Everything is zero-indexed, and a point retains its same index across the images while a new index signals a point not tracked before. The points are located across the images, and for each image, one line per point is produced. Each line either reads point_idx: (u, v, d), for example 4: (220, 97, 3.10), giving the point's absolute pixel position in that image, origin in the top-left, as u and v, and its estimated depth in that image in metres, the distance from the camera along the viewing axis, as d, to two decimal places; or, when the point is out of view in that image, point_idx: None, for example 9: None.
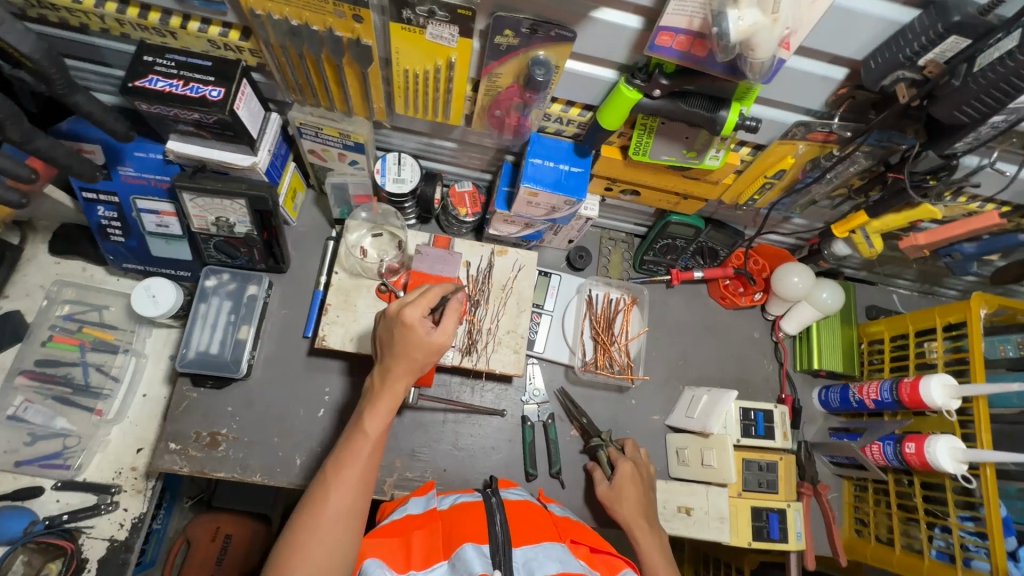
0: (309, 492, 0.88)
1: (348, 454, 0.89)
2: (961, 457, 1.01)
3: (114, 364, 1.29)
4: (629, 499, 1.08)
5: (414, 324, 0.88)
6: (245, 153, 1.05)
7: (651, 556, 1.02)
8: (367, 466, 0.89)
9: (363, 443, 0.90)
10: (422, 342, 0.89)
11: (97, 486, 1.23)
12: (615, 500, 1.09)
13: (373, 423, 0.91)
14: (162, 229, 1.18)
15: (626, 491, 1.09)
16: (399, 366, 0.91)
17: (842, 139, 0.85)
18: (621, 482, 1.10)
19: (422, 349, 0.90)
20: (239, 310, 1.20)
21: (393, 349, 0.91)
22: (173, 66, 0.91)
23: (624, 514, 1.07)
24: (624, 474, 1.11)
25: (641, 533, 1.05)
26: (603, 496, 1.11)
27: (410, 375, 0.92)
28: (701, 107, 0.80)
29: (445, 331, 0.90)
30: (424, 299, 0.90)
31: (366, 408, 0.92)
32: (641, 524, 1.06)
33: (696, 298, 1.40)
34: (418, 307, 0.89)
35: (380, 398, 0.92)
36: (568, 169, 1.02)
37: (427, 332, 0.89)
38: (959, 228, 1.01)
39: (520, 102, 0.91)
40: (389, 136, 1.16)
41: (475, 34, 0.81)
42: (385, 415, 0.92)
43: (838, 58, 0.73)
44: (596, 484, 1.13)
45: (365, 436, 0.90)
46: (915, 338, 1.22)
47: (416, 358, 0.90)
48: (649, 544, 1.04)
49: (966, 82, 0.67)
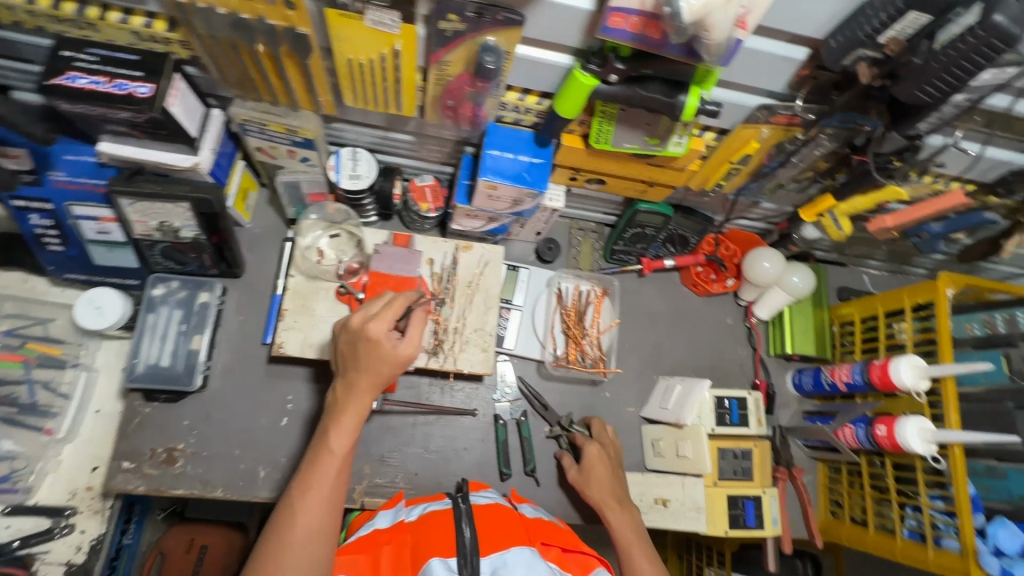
0: (274, 515, 0.84)
1: (314, 475, 0.85)
2: (931, 438, 1.01)
3: (62, 381, 1.21)
4: (599, 481, 1.09)
5: (378, 338, 0.84)
6: (186, 153, 0.98)
7: (627, 539, 1.03)
8: (335, 484, 0.85)
9: (329, 461, 0.86)
10: (388, 356, 0.84)
11: (50, 510, 1.17)
12: (586, 483, 1.09)
13: (338, 439, 0.86)
14: (103, 236, 1.10)
15: (595, 474, 1.09)
16: (364, 380, 0.86)
17: (806, 121, 0.83)
18: (590, 465, 1.10)
19: (388, 363, 0.85)
20: (190, 318, 1.14)
21: (357, 363, 0.86)
22: (95, 61, 0.84)
23: (595, 497, 1.08)
24: (591, 458, 1.11)
25: (613, 513, 1.06)
26: (574, 481, 1.11)
27: (376, 389, 0.88)
28: (660, 92, 0.76)
29: (411, 343, 0.86)
30: (388, 311, 0.85)
31: (331, 424, 0.88)
32: (611, 504, 1.07)
33: (669, 286, 1.38)
34: (382, 321, 0.84)
35: (344, 414, 0.87)
36: (528, 160, 0.98)
37: (393, 345, 0.85)
38: (926, 208, 1.00)
39: (472, 91, 0.86)
40: (342, 131, 1.10)
41: (419, 19, 0.76)
42: (351, 430, 0.87)
43: (799, 37, 0.70)
44: (566, 470, 1.13)
45: (332, 453, 0.86)
46: (885, 319, 1.21)
47: (382, 372, 0.86)
48: (621, 523, 1.05)
49: (927, 60, 0.64)
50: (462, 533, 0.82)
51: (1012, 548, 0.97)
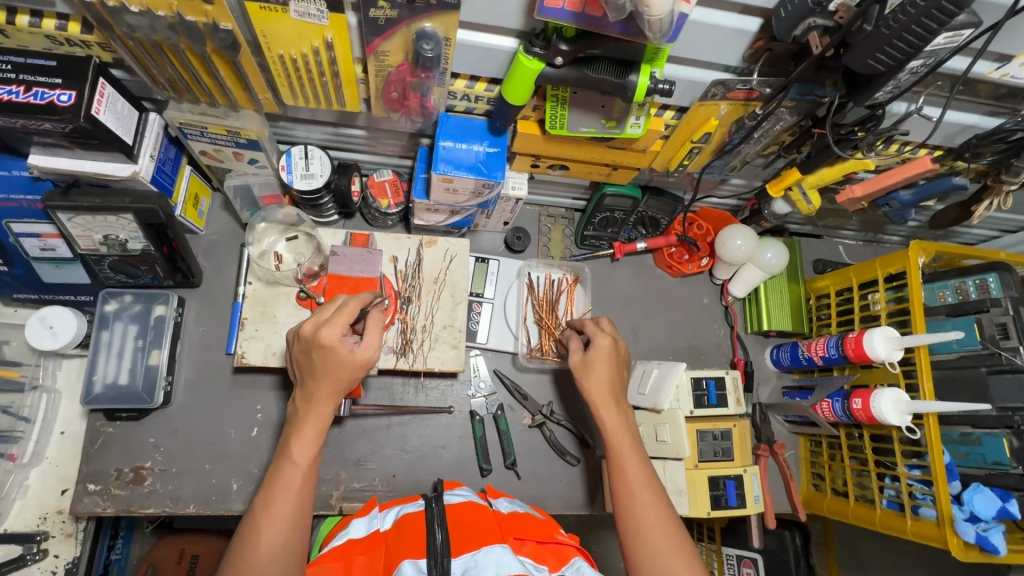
0: (239, 533, 0.81)
1: (277, 488, 0.82)
2: (906, 409, 1.01)
3: (23, 405, 1.16)
4: (599, 376, 1.00)
5: (333, 344, 0.81)
6: (124, 162, 0.94)
7: (617, 437, 0.96)
8: (301, 497, 0.83)
9: (292, 474, 0.83)
10: (344, 361, 0.82)
11: (21, 536, 1.14)
12: (585, 374, 1.01)
13: (300, 450, 0.84)
14: (48, 253, 1.04)
15: (601, 366, 1.01)
16: (322, 385, 0.83)
17: (764, 96, 0.79)
18: (595, 357, 1.01)
19: (345, 368, 0.82)
20: (147, 333, 1.10)
21: (315, 371, 0.83)
22: (9, 69, 0.79)
23: (596, 389, 1.00)
24: (600, 347, 1.02)
25: (607, 412, 0.98)
26: (574, 366, 1.03)
27: (337, 396, 0.85)
28: (609, 73, 0.73)
29: (370, 345, 0.83)
30: (342, 314, 0.83)
31: (293, 435, 0.85)
32: (607, 403, 0.98)
33: (643, 269, 1.36)
34: (336, 326, 0.82)
35: (305, 423, 0.85)
36: (484, 151, 0.94)
37: (351, 350, 0.82)
38: (893, 177, 0.98)
39: (414, 81, 0.82)
40: (290, 129, 1.06)
41: (349, 7, 0.71)
42: (314, 440, 0.85)
43: (750, 8, 0.66)
44: (569, 355, 1.04)
45: (294, 464, 0.83)
46: (859, 291, 1.20)
47: (341, 377, 0.83)
48: (617, 420, 0.97)
49: (878, 27, 0.61)
50: (434, 538, 0.79)
51: (987, 513, 0.97)
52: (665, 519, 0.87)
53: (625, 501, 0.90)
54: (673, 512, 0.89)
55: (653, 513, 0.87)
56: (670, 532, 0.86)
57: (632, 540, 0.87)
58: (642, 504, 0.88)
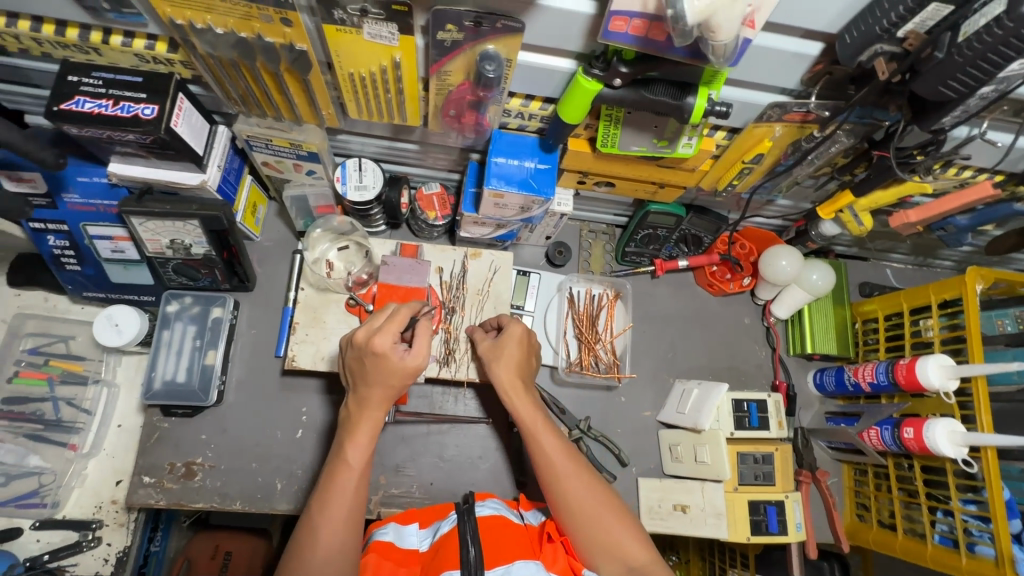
0: (296, 532, 0.84)
1: (332, 490, 0.84)
2: (961, 441, 0.97)
3: (85, 397, 1.23)
4: (508, 357, 0.99)
5: (386, 352, 0.83)
6: (193, 171, 0.99)
7: (529, 419, 0.96)
8: (355, 497, 0.85)
9: (347, 476, 0.85)
10: (396, 368, 0.84)
11: (77, 523, 1.20)
12: (495, 357, 1.00)
13: (354, 452, 0.86)
14: (118, 255, 1.11)
15: (508, 352, 0.99)
16: (374, 390, 0.86)
17: (821, 118, 0.80)
18: (505, 341, 1.00)
19: (397, 375, 0.85)
20: (204, 334, 1.15)
21: (367, 377, 0.86)
22: (100, 85, 0.85)
23: (502, 376, 0.98)
24: (512, 332, 1.01)
25: (517, 394, 0.97)
26: (484, 353, 1.02)
27: (388, 401, 0.87)
28: (667, 95, 0.74)
29: (419, 353, 0.85)
30: (392, 323, 0.85)
31: (347, 438, 0.87)
32: (516, 385, 0.98)
33: (683, 287, 1.35)
34: (388, 334, 0.84)
35: (358, 426, 0.87)
36: (535, 167, 0.96)
37: (401, 357, 0.84)
38: (951, 202, 0.96)
39: (474, 99, 0.85)
40: (347, 142, 1.10)
41: (417, 30, 0.74)
42: (367, 443, 0.87)
43: (812, 32, 0.67)
44: (477, 342, 1.03)
45: (348, 467, 0.86)
46: (910, 317, 1.17)
47: (391, 383, 0.85)
48: (525, 402, 0.97)
49: (950, 54, 0.61)
50: (468, 553, 0.83)
51: None
52: (593, 493, 0.92)
53: (552, 482, 0.92)
54: (601, 484, 0.93)
55: (578, 488, 0.91)
56: (602, 503, 0.91)
57: (568, 519, 0.90)
58: (568, 483, 0.91)
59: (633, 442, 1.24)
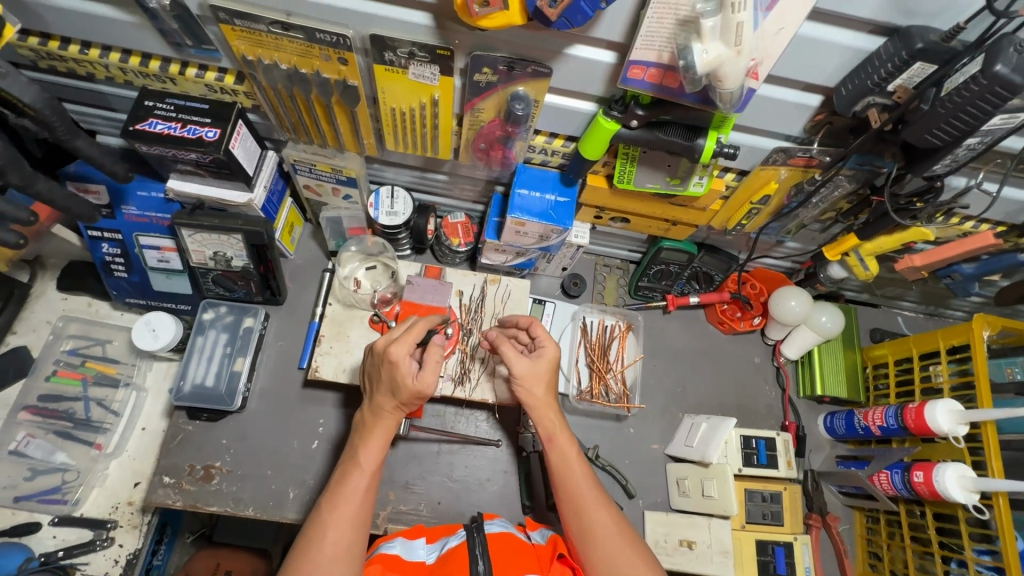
0: (304, 531, 0.87)
1: (342, 490, 0.88)
2: (972, 486, 0.97)
3: (115, 399, 1.29)
4: (542, 381, 0.98)
5: (399, 361, 0.88)
6: (241, 191, 1.08)
7: (564, 447, 0.98)
8: (364, 499, 0.89)
9: (359, 479, 0.89)
10: (407, 380, 0.88)
11: (93, 522, 1.22)
12: (534, 378, 0.98)
13: (367, 456, 0.91)
14: (163, 264, 1.20)
15: (547, 377, 0.99)
16: (387, 397, 0.90)
17: (823, 164, 0.86)
18: (541, 365, 0.98)
19: (410, 387, 0.89)
20: (234, 342, 1.21)
21: (382, 385, 0.90)
22: (172, 110, 0.95)
23: (536, 397, 0.99)
24: (547, 350, 0.99)
25: (548, 418, 0.99)
26: (520, 375, 0.97)
27: (402, 410, 0.92)
28: (679, 136, 0.81)
29: (432, 368, 0.89)
30: (409, 334, 0.90)
31: (360, 442, 0.92)
32: (548, 412, 0.99)
33: (694, 323, 1.38)
34: (404, 344, 0.89)
35: (371, 431, 0.92)
36: (555, 200, 1.03)
37: (414, 369, 0.88)
38: (955, 249, 1.01)
39: (503, 134, 0.94)
40: (382, 171, 1.20)
41: (456, 72, 0.83)
42: (379, 447, 0.92)
43: (812, 86, 0.74)
44: (514, 363, 0.96)
45: (360, 468, 0.90)
46: (919, 362, 1.19)
47: (404, 395, 0.89)
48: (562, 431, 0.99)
49: (934, 106, 0.66)
50: (477, 566, 0.86)
51: None
52: (616, 524, 0.93)
53: (579, 509, 0.94)
54: (624, 518, 0.95)
55: (604, 518, 0.93)
56: (622, 534, 0.92)
57: (590, 548, 0.92)
58: (594, 512, 0.93)
59: (641, 475, 1.24)
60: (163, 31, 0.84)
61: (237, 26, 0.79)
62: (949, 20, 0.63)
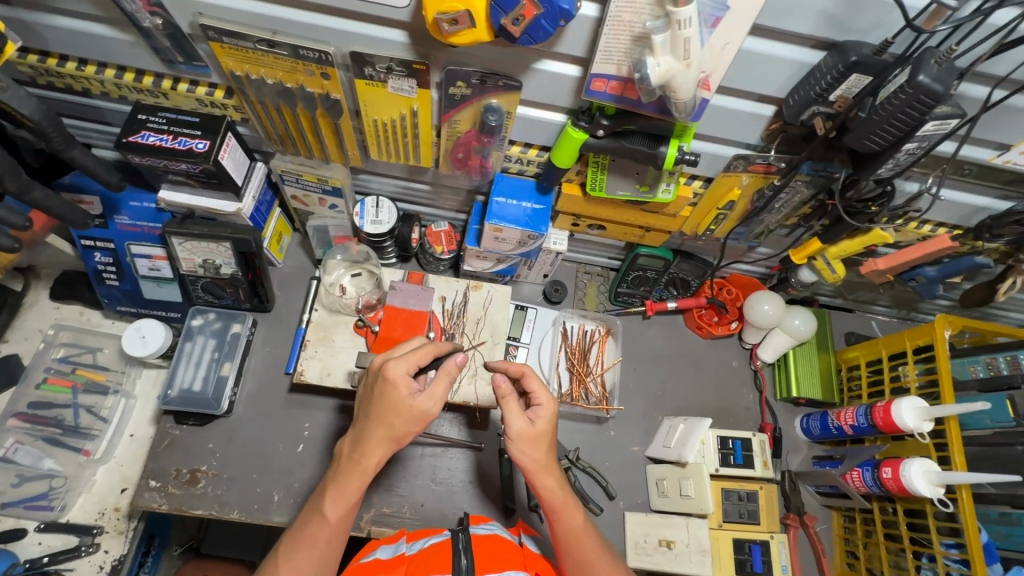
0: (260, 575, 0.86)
1: (303, 538, 0.86)
2: (937, 480, 1.00)
3: (104, 406, 1.31)
4: (541, 447, 0.87)
5: (396, 381, 0.83)
6: (230, 200, 1.12)
7: (572, 523, 0.91)
8: (324, 552, 0.86)
9: (326, 532, 0.86)
10: (402, 402, 0.83)
11: (80, 527, 1.23)
12: (533, 443, 0.86)
13: (332, 506, 0.86)
14: (154, 273, 1.23)
15: (547, 439, 0.87)
16: (376, 432, 0.85)
17: (781, 170, 0.91)
18: (541, 428, 0.87)
19: (401, 415, 0.83)
20: (222, 347, 1.24)
21: (374, 411, 0.85)
22: (164, 123, 1.00)
23: (537, 460, 0.87)
24: (544, 407, 0.88)
25: (548, 480, 0.89)
26: (517, 436, 0.85)
27: (387, 448, 0.86)
28: (643, 145, 0.86)
29: (430, 397, 0.84)
30: (413, 354, 0.86)
31: (329, 490, 0.87)
32: (547, 483, 0.89)
33: (673, 328, 1.42)
34: (404, 363, 0.84)
35: (349, 472, 0.87)
36: (531, 207, 1.08)
37: (412, 393, 0.84)
38: (914, 252, 1.05)
39: (479, 144, 0.98)
40: (367, 181, 1.24)
41: (433, 85, 0.88)
42: (347, 498, 0.87)
43: (764, 97, 0.79)
44: (511, 422, 0.85)
45: (326, 522, 0.86)
46: (888, 362, 1.22)
47: (392, 423, 0.84)
48: (570, 509, 0.91)
49: (871, 114, 0.72)
50: (459, 561, 0.85)
51: None
52: None
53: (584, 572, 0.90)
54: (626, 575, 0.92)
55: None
56: None
57: None
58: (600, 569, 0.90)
59: (621, 477, 1.26)
60: (156, 49, 0.89)
61: (226, 43, 0.84)
62: (880, 36, 0.69)
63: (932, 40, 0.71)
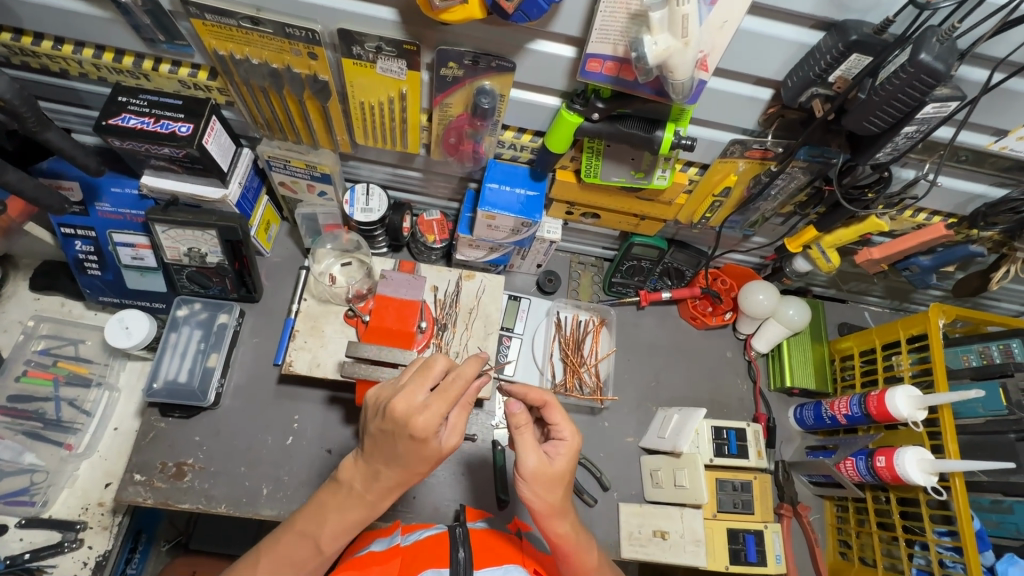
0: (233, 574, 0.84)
1: (289, 559, 0.83)
2: (930, 468, 1.00)
3: (87, 399, 1.27)
4: (556, 488, 0.84)
5: (427, 434, 0.75)
6: (216, 186, 1.09)
7: (589, 563, 0.88)
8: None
9: (316, 561, 0.84)
10: (429, 451, 0.77)
11: (62, 523, 1.20)
12: (547, 481, 0.83)
13: (332, 542, 0.83)
14: (137, 262, 1.19)
15: (563, 481, 0.84)
16: (390, 471, 0.80)
17: (778, 155, 0.90)
18: (558, 468, 0.84)
19: (424, 459, 0.78)
20: (209, 338, 1.22)
21: (393, 453, 0.78)
22: (146, 106, 0.96)
23: (547, 503, 0.84)
24: (566, 443, 0.86)
25: (560, 523, 0.85)
26: (531, 474, 0.82)
27: (400, 484, 0.82)
28: (639, 129, 0.84)
29: (454, 432, 0.80)
30: (443, 400, 0.75)
31: (330, 516, 0.84)
32: (562, 528, 0.85)
33: (667, 319, 1.41)
34: (433, 412, 0.74)
35: (353, 506, 0.83)
36: (524, 194, 1.06)
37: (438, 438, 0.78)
38: (910, 241, 1.05)
39: (471, 129, 0.96)
40: (357, 169, 1.22)
41: (424, 66, 0.86)
42: (343, 534, 0.84)
43: (762, 79, 0.78)
44: (525, 459, 0.82)
45: (319, 552, 0.84)
46: (882, 352, 1.22)
47: (416, 467, 0.79)
48: (587, 544, 0.89)
49: (870, 95, 0.72)
50: (457, 554, 0.82)
51: None
52: None
53: None
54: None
55: None
56: None
57: None
58: None
59: (616, 468, 1.25)
60: (136, 27, 0.86)
61: (209, 21, 0.81)
62: (881, 14, 0.68)
63: (934, 19, 0.70)
